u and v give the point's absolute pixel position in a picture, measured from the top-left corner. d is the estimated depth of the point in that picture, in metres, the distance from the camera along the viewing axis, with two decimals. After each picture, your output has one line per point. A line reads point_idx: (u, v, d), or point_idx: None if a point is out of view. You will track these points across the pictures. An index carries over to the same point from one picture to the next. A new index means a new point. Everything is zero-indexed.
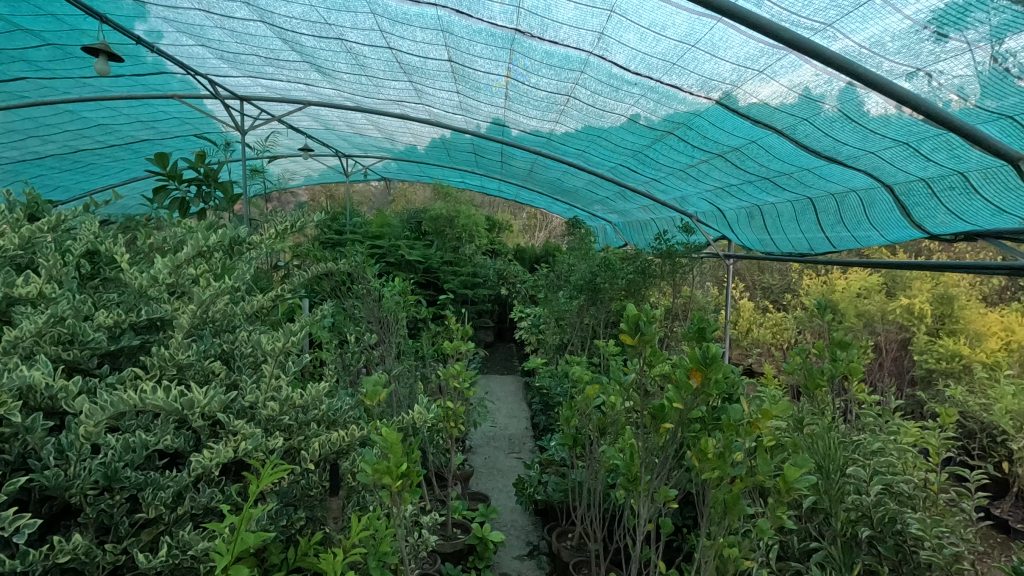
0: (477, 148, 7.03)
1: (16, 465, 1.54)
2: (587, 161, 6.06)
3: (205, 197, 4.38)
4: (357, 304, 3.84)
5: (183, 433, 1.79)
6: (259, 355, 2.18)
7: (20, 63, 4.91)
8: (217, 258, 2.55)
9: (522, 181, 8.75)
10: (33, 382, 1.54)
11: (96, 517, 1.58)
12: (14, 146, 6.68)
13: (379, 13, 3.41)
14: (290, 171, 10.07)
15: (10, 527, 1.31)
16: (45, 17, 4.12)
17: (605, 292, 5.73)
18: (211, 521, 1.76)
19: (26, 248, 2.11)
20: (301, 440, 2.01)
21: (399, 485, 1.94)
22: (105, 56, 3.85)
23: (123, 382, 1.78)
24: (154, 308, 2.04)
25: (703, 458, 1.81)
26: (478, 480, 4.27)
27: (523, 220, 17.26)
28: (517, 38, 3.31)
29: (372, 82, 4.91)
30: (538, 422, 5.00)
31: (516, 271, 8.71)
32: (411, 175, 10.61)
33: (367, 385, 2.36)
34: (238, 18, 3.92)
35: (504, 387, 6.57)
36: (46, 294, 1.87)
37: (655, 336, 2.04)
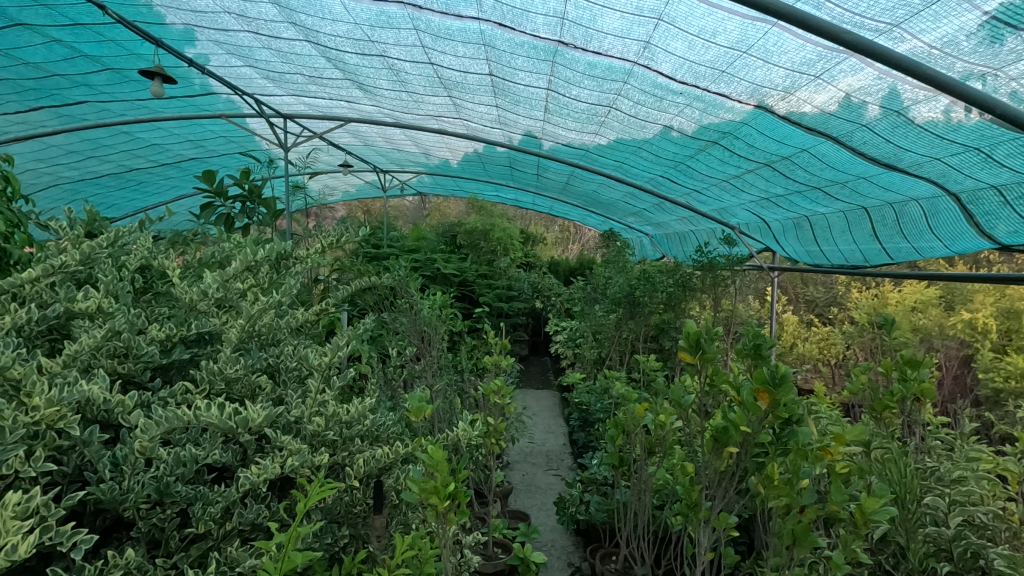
0: (513, 161, 7.05)
1: (73, 477, 1.56)
2: (625, 172, 6.01)
3: (249, 214, 4.60)
4: (397, 317, 3.85)
5: (230, 447, 1.79)
6: (304, 369, 2.20)
7: (81, 87, 5.15)
8: (264, 273, 2.58)
9: (556, 193, 8.73)
10: (92, 396, 1.56)
11: (148, 531, 1.59)
12: (73, 166, 7.03)
13: (422, 29, 3.45)
14: (329, 186, 10.29)
15: (68, 542, 1.30)
16: (106, 43, 4.32)
17: (644, 305, 5.51)
18: (259, 537, 1.76)
19: (86, 264, 2.18)
20: (346, 456, 1.99)
21: (446, 506, 1.87)
22: (160, 79, 3.99)
23: (175, 396, 1.79)
24: (203, 322, 2.08)
25: (770, 485, 1.73)
26: (516, 498, 4.19)
27: (555, 234, 17.32)
28: (560, 50, 3.29)
29: (412, 98, 4.98)
30: (577, 439, 4.90)
31: (551, 284, 8.73)
32: (446, 189, 10.74)
33: (411, 401, 2.33)
34: (285, 38, 4.03)
35: (541, 402, 6.48)
36: (104, 309, 1.92)
37: (716, 354, 1.94)
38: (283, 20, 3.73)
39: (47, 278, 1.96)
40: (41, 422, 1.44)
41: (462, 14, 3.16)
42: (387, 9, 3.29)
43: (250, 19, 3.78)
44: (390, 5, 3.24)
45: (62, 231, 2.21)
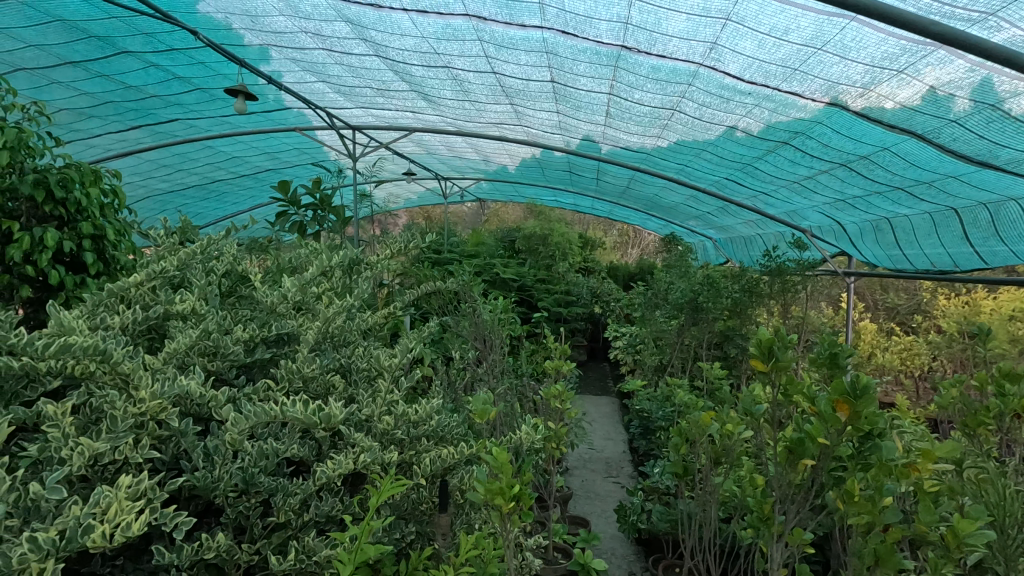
0: (573, 166, 7.04)
1: (171, 465, 1.70)
2: (688, 175, 5.88)
3: (320, 220, 4.80)
4: (460, 321, 3.94)
5: (307, 441, 1.90)
6: (374, 370, 2.30)
7: (174, 106, 5.60)
8: (337, 277, 2.73)
9: (616, 198, 8.65)
10: (189, 390, 1.71)
11: (235, 518, 1.71)
12: (165, 179, 7.64)
13: (486, 39, 3.54)
14: (393, 194, 10.66)
15: (170, 523, 1.42)
16: (197, 65, 4.68)
17: (708, 311, 5.29)
18: (332, 529, 1.85)
19: (180, 270, 2.38)
20: (413, 454, 2.06)
21: (511, 508, 1.87)
22: (243, 96, 4.28)
23: (259, 392, 1.92)
24: (282, 324, 2.22)
25: (849, 501, 1.65)
26: (575, 504, 4.16)
27: (613, 238, 17.18)
28: (623, 54, 3.28)
29: (474, 107, 5.09)
30: (637, 446, 4.81)
31: (610, 289, 8.63)
32: (505, 195, 10.89)
33: (476, 403, 2.38)
34: (357, 54, 4.23)
35: (600, 408, 6.42)
36: (197, 311, 2.10)
37: (791, 362, 1.87)
38: (355, 36, 3.91)
39: (149, 282, 2.16)
40: (146, 413, 1.58)
41: (526, 24, 3.21)
42: (452, 22, 3.39)
43: (325, 38, 4.00)
44: (455, 18, 3.34)
45: (161, 240, 2.43)
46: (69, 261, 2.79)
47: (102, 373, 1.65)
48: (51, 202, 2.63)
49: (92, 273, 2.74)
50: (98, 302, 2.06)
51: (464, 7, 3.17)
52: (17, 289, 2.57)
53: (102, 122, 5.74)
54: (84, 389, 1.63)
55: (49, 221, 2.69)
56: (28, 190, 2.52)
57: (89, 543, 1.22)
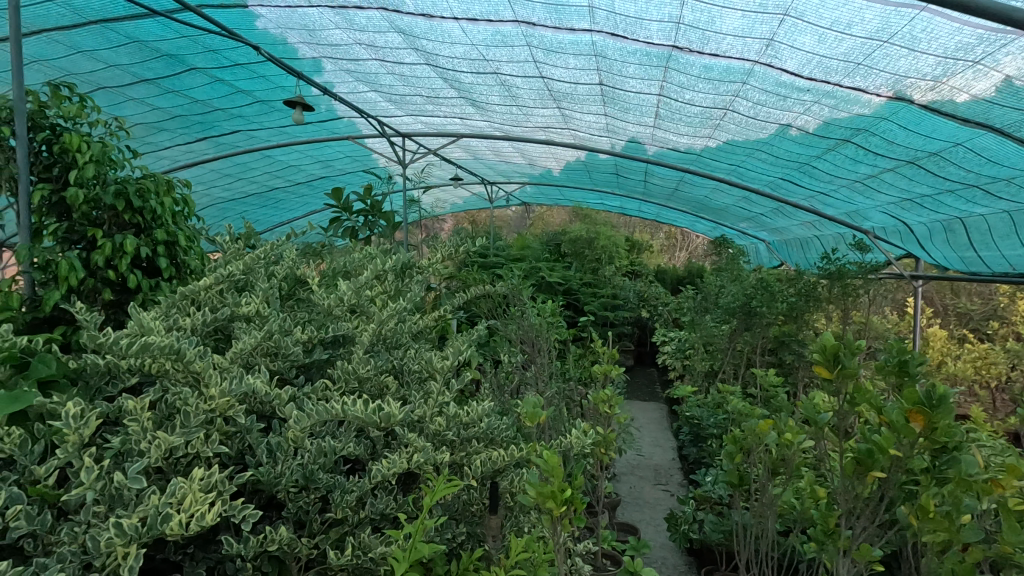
0: (620, 168, 6.97)
1: (236, 459, 1.78)
2: (741, 175, 5.72)
3: (371, 225, 4.98)
4: (508, 324, 3.96)
5: (363, 440, 1.96)
6: (426, 372, 2.35)
7: (236, 118, 5.89)
8: (390, 281, 2.80)
9: (664, 200, 8.50)
10: (255, 389, 1.80)
11: (295, 512, 1.77)
12: (227, 188, 8.05)
13: (535, 44, 3.56)
14: (440, 200, 10.84)
15: (239, 515, 1.49)
16: (258, 79, 4.91)
17: (762, 316, 5.08)
18: (386, 527, 1.89)
19: (246, 274, 2.50)
20: (464, 456, 2.08)
21: (562, 512, 1.84)
22: (301, 108, 4.45)
23: (317, 392, 2.00)
24: (339, 326, 2.30)
25: (924, 517, 1.56)
26: (623, 510, 4.10)
27: (660, 241, 16.94)
28: (674, 55, 3.24)
29: (522, 111, 5.12)
30: (687, 454, 4.69)
31: (657, 293, 8.49)
32: (551, 199, 10.90)
33: (525, 406, 2.36)
34: (408, 63, 4.34)
35: (648, 414, 6.30)
36: (261, 313, 2.20)
37: (858, 369, 1.79)
38: (407, 46, 4.01)
39: (217, 285, 2.28)
40: (215, 410, 1.67)
41: (575, 28, 3.21)
42: (502, 28, 3.43)
43: (378, 48, 4.12)
44: (505, 25, 3.38)
45: (227, 246, 2.56)
46: (146, 266, 2.98)
47: (176, 371, 1.75)
48: (131, 211, 2.82)
49: (166, 277, 2.91)
50: (173, 304, 2.19)
51: (514, 13, 3.20)
52: (100, 292, 2.76)
53: (171, 135, 6.09)
54: (160, 386, 1.73)
55: (128, 228, 2.89)
56: (110, 200, 2.71)
57: (168, 530, 1.30)
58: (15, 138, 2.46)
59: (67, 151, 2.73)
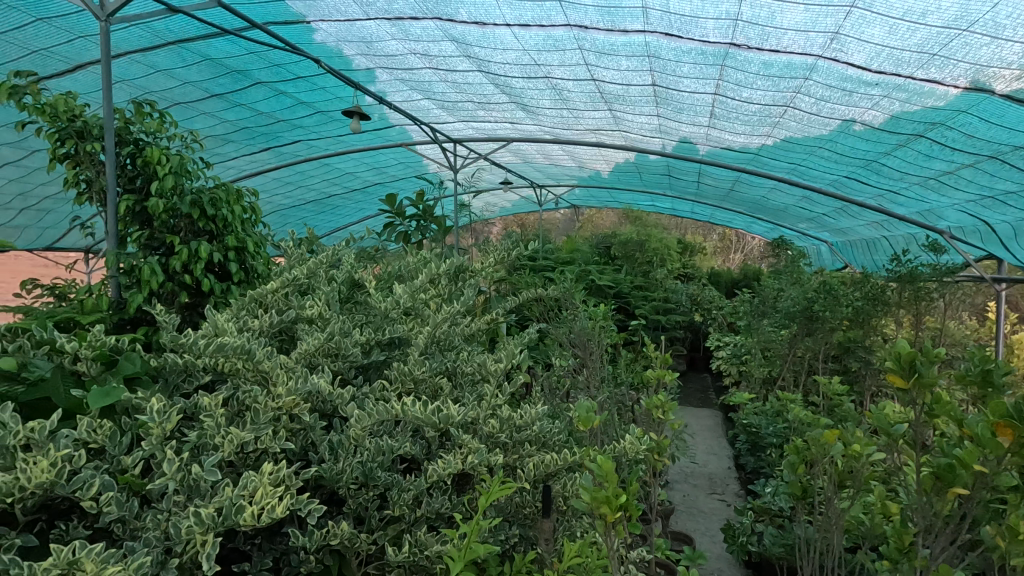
0: (672, 169, 6.84)
1: (300, 456, 1.86)
2: (801, 174, 5.49)
3: (422, 230, 5.07)
4: (559, 328, 3.97)
5: (418, 441, 2.00)
6: (479, 374, 2.38)
7: (297, 129, 6.16)
8: (444, 285, 2.87)
9: (719, 201, 8.27)
10: (318, 388, 1.87)
11: (355, 509, 1.83)
12: (288, 196, 8.43)
13: (586, 47, 3.57)
14: (489, 203, 10.95)
15: (305, 509, 1.56)
16: (318, 91, 5.12)
17: (825, 321, 4.85)
18: (442, 527, 1.92)
19: (309, 278, 2.62)
20: (517, 458, 2.09)
21: (617, 519, 1.79)
22: (358, 117, 4.60)
23: (376, 392, 2.06)
24: (396, 328, 2.37)
25: (1014, 538, 1.45)
26: (677, 519, 4.00)
27: (712, 243, 16.52)
28: (731, 53, 3.22)
29: (573, 115, 5.12)
30: (745, 464, 4.53)
31: (711, 296, 8.25)
32: (601, 201, 10.80)
33: (579, 409, 2.28)
34: (460, 70, 4.42)
35: (702, 421, 6.13)
36: (323, 316, 2.30)
37: (938, 379, 1.68)
38: (459, 54, 4.09)
39: (282, 289, 2.40)
40: (282, 407, 1.76)
41: (627, 29, 3.22)
42: (554, 33, 3.45)
43: (431, 57, 4.21)
44: (557, 29, 3.40)
45: (291, 251, 2.69)
46: (218, 271, 3.16)
47: (247, 370, 1.85)
48: (205, 219, 3.00)
49: (236, 281, 3.08)
50: (242, 307, 2.32)
51: (566, 17, 3.22)
52: (177, 295, 2.95)
53: (237, 146, 6.43)
54: (232, 384, 1.84)
55: (202, 234, 3.08)
56: (187, 209, 2.90)
57: (241, 521, 1.38)
58: (105, 153, 2.68)
59: (149, 163, 2.94)
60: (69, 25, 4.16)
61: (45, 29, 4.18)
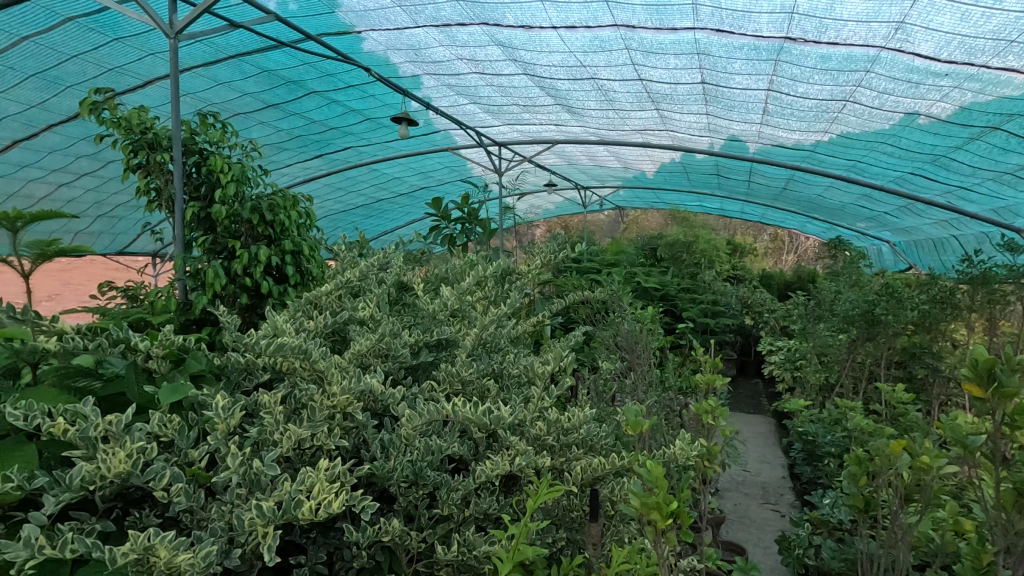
0: (722, 168, 6.65)
1: (353, 454, 1.92)
2: (861, 170, 5.24)
3: (467, 233, 5.15)
4: (606, 330, 3.93)
5: (466, 441, 2.03)
6: (526, 376, 2.38)
7: (347, 136, 6.35)
8: (491, 287, 2.90)
9: (771, 200, 8.00)
10: (370, 387, 1.92)
11: (405, 507, 1.86)
12: (339, 201, 8.70)
13: (634, 47, 3.58)
14: (533, 206, 10.97)
15: (359, 506, 1.60)
16: (368, 98, 5.26)
17: (888, 325, 4.61)
18: (489, 527, 1.93)
19: (361, 280, 2.70)
20: (564, 461, 2.08)
21: (668, 526, 1.75)
22: (406, 123, 4.70)
23: (426, 392, 2.10)
24: (444, 330, 2.41)
25: None
26: (728, 529, 3.88)
27: (763, 244, 16.01)
28: (785, 46, 3.22)
29: (619, 116, 5.07)
30: (800, 473, 4.36)
31: (763, 299, 7.97)
32: (647, 202, 10.64)
33: (628, 413, 2.25)
34: (506, 74, 4.45)
35: (754, 428, 5.93)
36: (374, 317, 2.36)
37: (1020, 390, 1.57)
38: (505, 58, 4.12)
39: (336, 292, 2.48)
40: (337, 406, 1.82)
41: (676, 27, 3.22)
42: (600, 34, 3.46)
43: (477, 62, 4.26)
44: (604, 30, 3.40)
45: (344, 254, 2.77)
46: (275, 274, 3.30)
47: (303, 369, 1.92)
48: (264, 224, 3.14)
49: (292, 283, 3.21)
50: (299, 308, 2.41)
51: (613, 17, 3.23)
52: (238, 296, 3.10)
53: (291, 154, 6.68)
54: (289, 383, 1.91)
55: (260, 239, 3.22)
56: (248, 214, 3.04)
57: (299, 515, 1.43)
58: (174, 162, 2.84)
59: (212, 171, 3.10)
60: (141, 43, 4.44)
61: (120, 48, 4.48)
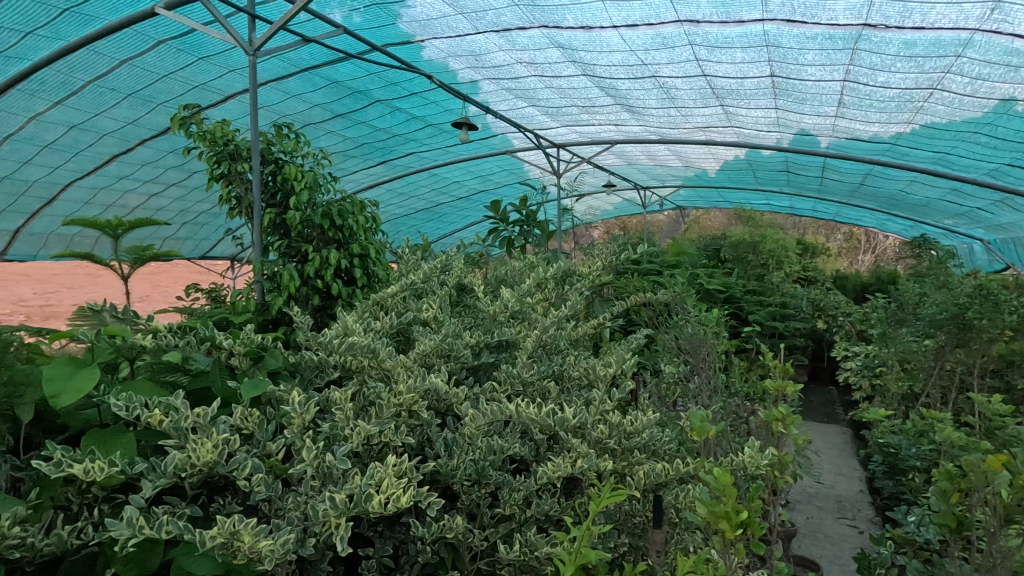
0: (792, 164, 6.35)
1: (417, 451, 1.97)
2: (951, 161, 4.85)
3: (526, 235, 5.18)
4: (668, 334, 3.85)
5: (527, 442, 2.03)
6: (587, 379, 2.35)
7: (409, 142, 6.53)
8: (551, 289, 2.92)
9: (846, 197, 7.56)
10: (435, 386, 1.97)
11: (468, 505, 1.89)
12: (401, 205, 8.96)
13: (698, 43, 3.51)
14: (591, 207, 10.90)
15: (425, 502, 1.64)
16: (430, 104, 5.40)
17: (982, 330, 4.24)
18: (551, 529, 1.93)
19: (424, 283, 2.78)
20: (627, 465, 2.04)
21: (737, 537, 1.69)
22: (466, 128, 4.78)
23: (488, 393, 2.13)
24: (505, 331, 2.44)
25: None
26: (800, 543, 3.70)
27: (837, 244, 15.15)
28: (864, 34, 3.14)
29: (681, 113, 4.96)
30: (881, 488, 4.08)
31: (837, 302, 7.53)
32: (709, 200, 10.33)
33: (693, 419, 2.18)
34: (565, 76, 4.44)
35: (828, 437, 5.61)
36: (437, 318, 2.42)
37: None
38: (564, 60, 4.12)
39: (401, 293, 2.56)
40: (403, 404, 1.87)
41: (744, 19, 3.18)
42: (663, 31, 3.42)
43: (537, 65, 4.28)
44: (666, 27, 3.37)
45: (409, 257, 2.86)
46: (344, 276, 3.44)
47: (371, 368, 2.00)
48: (334, 229, 3.29)
49: (360, 285, 3.34)
50: (366, 309, 2.51)
51: (677, 13, 3.20)
52: (311, 297, 3.26)
53: (356, 161, 6.94)
54: (358, 381, 1.99)
55: (331, 243, 3.36)
56: (319, 220, 3.20)
57: (370, 507, 1.49)
58: (254, 171, 3.03)
59: (287, 180, 3.28)
60: (223, 61, 4.76)
61: (205, 66, 4.83)
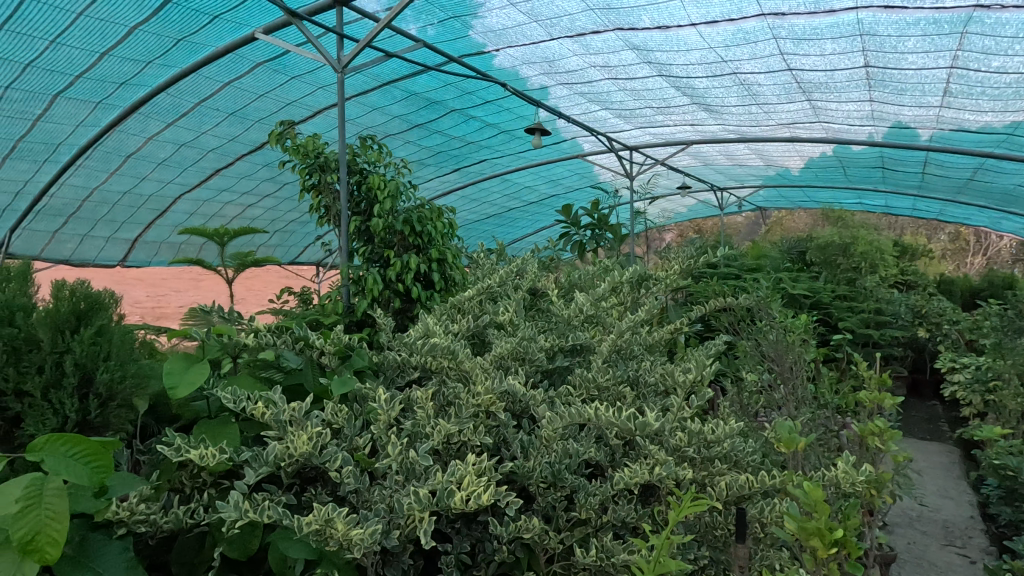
0: (889, 160, 5.89)
1: (495, 451, 2.00)
2: None
3: (598, 239, 5.19)
4: (749, 340, 3.69)
5: (603, 446, 2.01)
6: (664, 384, 2.30)
7: (482, 149, 6.67)
8: (626, 293, 2.90)
9: (952, 193, 6.91)
10: (512, 388, 2.01)
11: (544, 507, 1.89)
12: (473, 211, 9.14)
13: (783, 36, 3.37)
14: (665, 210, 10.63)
15: (504, 501, 1.67)
16: (503, 111, 5.49)
17: None
18: (629, 536, 1.90)
19: (499, 287, 2.84)
20: (708, 475, 1.95)
21: (831, 556, 1.59)
22: (539, 133, 4.82)
23: (563, 396, 2.14)
24: (580, 335, 2.45)
25: None
26: (900, 569, 3.41)
27: (942, 245, 13.84)
28: (976, 15, 2.90)
29: (764, 110, 4.75)
30: (996, 515, 3.68)
31: (942, 308, 6.89)
32: (793, 200, 9.78)
33: (780, 429, 2.07)
34: (640, 77, 4.38)
35: (931, 456, 5.14)
36: (513, 322, 2.46)
37: None
38: (639, 61, 4.07)
39: (478, 297, 2.64)
40: (481, 404, 1.92)
41: (835, 9, 3.03)
42: (745, 25, 3.31)
43: (611, 67, 4.25)
44: (749, 21, 3.25)
45: (484, 262, 2.94)
46: (422, 280, 3.58)
47: (450, 368, 2.07)
48: (414, 234, 3.43)
49: (437, 289, 3.46)
50: (445, 312, 2.60)
51: (760, 6, 3.09)
52: (392, 300, 3.42)
53: (432, 168, 7.17)
54: (438, 381, 2.06)
55: (410, 248, 3.51)
56: (400, 226, 3.35)
57: (453, 503, 1.54)
58: (341, 182, 3.21)
59: (371, 189, 3.47)
60: (312, 79, 5.10)
61: (298, 85, 5.18)
